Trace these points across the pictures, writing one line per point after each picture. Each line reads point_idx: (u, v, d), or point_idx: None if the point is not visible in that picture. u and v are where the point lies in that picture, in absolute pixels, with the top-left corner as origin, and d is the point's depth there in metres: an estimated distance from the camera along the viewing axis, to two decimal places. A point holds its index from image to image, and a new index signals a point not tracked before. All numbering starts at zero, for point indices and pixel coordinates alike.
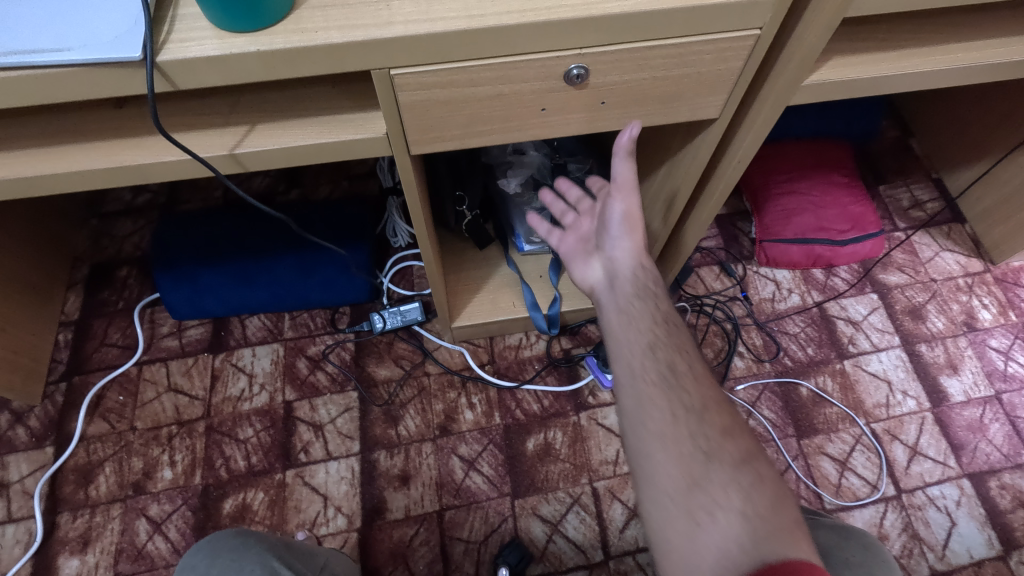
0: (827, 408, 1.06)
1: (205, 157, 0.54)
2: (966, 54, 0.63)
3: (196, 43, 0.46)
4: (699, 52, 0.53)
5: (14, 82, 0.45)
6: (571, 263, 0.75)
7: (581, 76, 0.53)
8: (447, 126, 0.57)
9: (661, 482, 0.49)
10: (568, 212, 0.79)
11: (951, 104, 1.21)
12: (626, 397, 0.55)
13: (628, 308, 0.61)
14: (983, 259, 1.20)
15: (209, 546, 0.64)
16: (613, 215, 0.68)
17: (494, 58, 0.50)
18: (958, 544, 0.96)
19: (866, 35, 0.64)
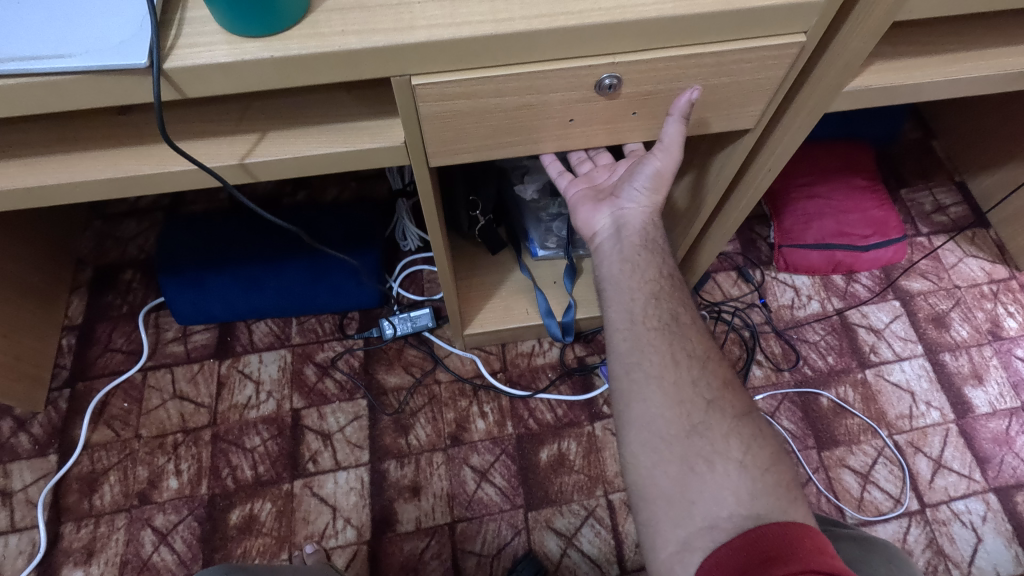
0: (848, 419, 1.04)
1: (213, 167, 0.52)
2: (1013, 59, 0.60)
3: (205, 49, 0.43)
4: (740, 60, 0.50)
5: (13, 90, 0.42)
6: (576, 210, 0.68)
7: (613, 86, 0.50)
8: (468, 139, 0.54)
9: (655, 423, 0.52)
10: (585, 159, 0.72)
11: (976, 105, 1.18)
12: (625, 340, 0.56)
13: (635, 256, 0.61)
14: (1008, 265, 1.17)
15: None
16: (643, 169, 0.61)
17: (521, 66, 0.47)
18: (984, 561, 0.94)
19: (905, 39, 0.61)
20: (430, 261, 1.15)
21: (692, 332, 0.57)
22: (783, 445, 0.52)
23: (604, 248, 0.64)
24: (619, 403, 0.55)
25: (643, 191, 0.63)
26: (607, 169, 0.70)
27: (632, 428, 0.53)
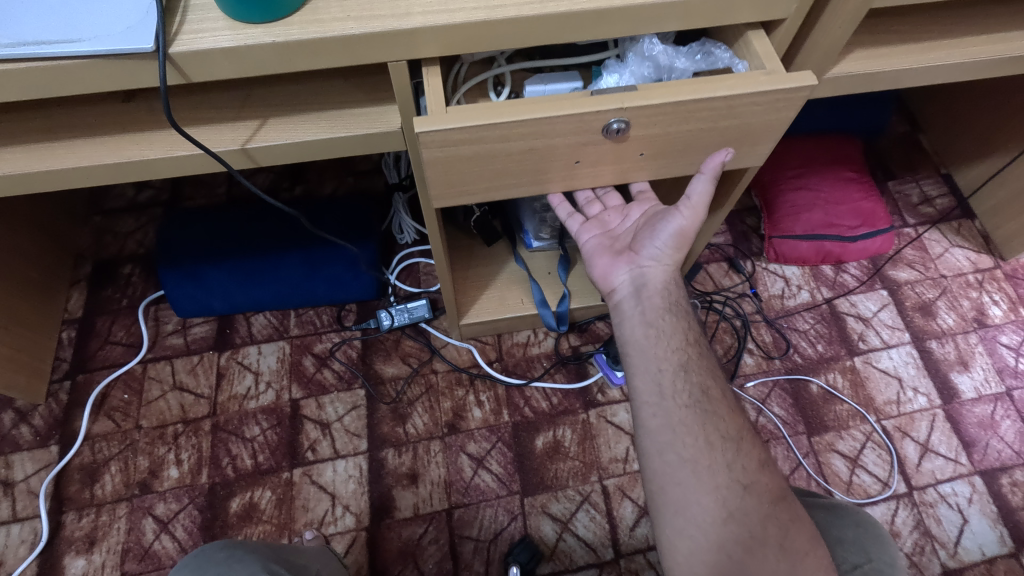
0: (837, 406, 1.06)
1: (218, 152, 0.53)
2: (987, 46, 0.62)
3: (209, 34, 0.45)
4: (752, 105, 0.56)
5: (25, 74, 0.44)
6: (594, 260, 0.72)
7: (619, 130, 0.56)
8: (471, 181, 0.60)
9: (692, 509, 0.57)
10: (593, 201, 0.76)
11: (961, 98, 1.20)
12: (658, 417, 0.61)
13: (661, 324, 0.65)
14: (993, 255, 1.19)
15: (196, 557, 0.59)
16: (665, 228, 0.65)
17: (527, 115, 0.53)
18: (971, 542, 0.96)
19: (882, 29, 0.63)
20: (426, 254, 1.17)
21: (721, 408, 0.61)
22: (817, 529, 0.57)
23: (624, 307, 0.68)
24: (654, 482, 0.60)
25: (665, 250, 0.67)
26: (617, 215, 0.74)
27: (669, 512, 0.58)
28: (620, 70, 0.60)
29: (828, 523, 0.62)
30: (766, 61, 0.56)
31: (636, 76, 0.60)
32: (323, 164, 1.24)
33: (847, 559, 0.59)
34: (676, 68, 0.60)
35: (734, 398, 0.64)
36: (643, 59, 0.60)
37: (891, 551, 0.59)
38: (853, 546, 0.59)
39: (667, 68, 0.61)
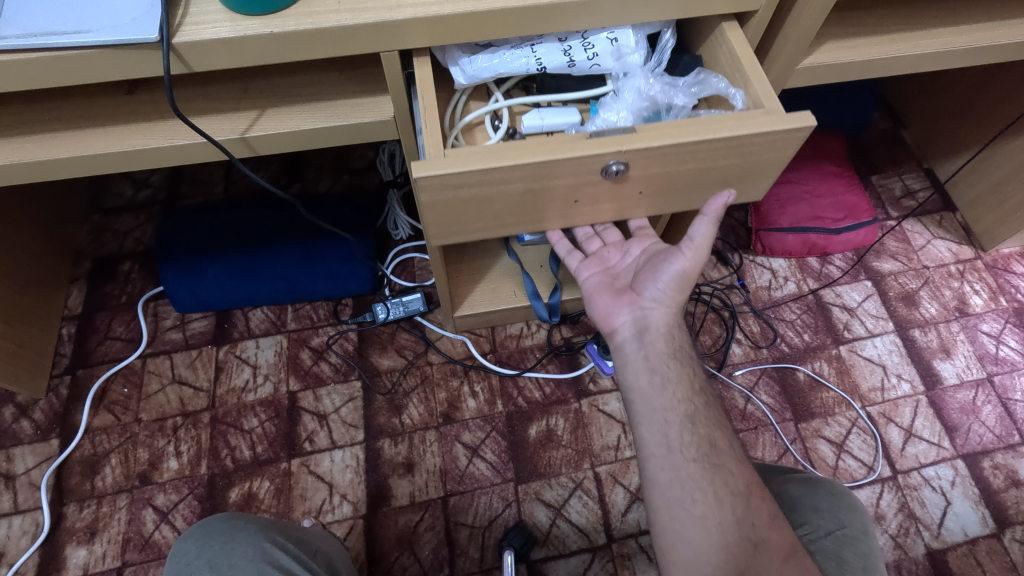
0: (823, 393, 1.08)
1: (218, 140, 0.59)
2: (931, 40, 0.69)
3: (210, 25, 0.49)
4: (750, 145, 0.59)
5: (41, 63, 0.48)
6: (595, 298, 0.73)
7: (619, 171, 0.58)
8: (468, 222, 0.64)
9: (702, 568, 0.58)
10: (593, 237, 0.78)
11: (936, 93, 1.24)
12: (667, 471, 0.63)
13: (666, 372, 0.67)
14: (974, 246, 1.22)
15: (200, 531, 0.62)
16: (667, 271, 0.67)
17: (524, 157, 0.55)
18: (953, 523, 0.99)
19: (835, 33, 0.69)
20: (421, 249, 1.19)
21: (728, 460, 0.63)
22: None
23: (626, 349, 0.69)
24: (665, 539, 0.61)
25: (667, 294, 0.68)
26: (616, 251, 0.77)
27: (680, 569, 0.59)
28: (619, 105, 0.66)
29: (805, 494, 0.68)
30: (765, 100, 0.59)
31: (635, 111, 0.66)
32: (318, 161, 1.26)
33: (822, 525, 0.65)
34: (675, 104, 0.66)
35: (740, 450, 0.65)
36: (640, 96, 0.66)
37: (861, 518, 0.65)
38: (827, 514, 0.66)
39: (665, 102, 0.66)
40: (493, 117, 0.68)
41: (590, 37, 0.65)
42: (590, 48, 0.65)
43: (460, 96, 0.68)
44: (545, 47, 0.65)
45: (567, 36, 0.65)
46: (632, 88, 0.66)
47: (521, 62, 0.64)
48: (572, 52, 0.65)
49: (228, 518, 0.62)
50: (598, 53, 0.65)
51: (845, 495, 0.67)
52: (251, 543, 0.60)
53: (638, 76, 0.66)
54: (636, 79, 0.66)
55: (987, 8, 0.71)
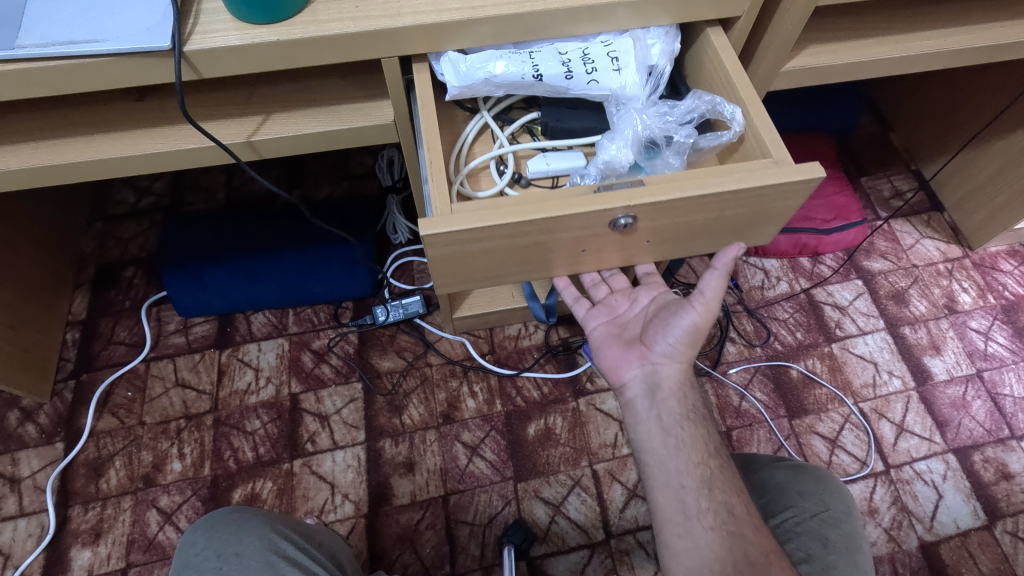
0: (816, 389, 1.10)
1: (226, 144, 0.62)
2: (907, 44, 0.71)
3: (219, 34, 0.53)
4: (757, 196, 0.60)
5: (59, 71, 0.52)
6: (603, 350, 0.74)
7: (626, 223, 0.60)
8: (478, 270, 0.66)
9: None
10: (599, 283, 0.80)
11: (921, 95, 1.28)
12: (685, 538, 0.62)
13: (680, 434, 0.66)
14: (962, 245, 1.25)
15: (208, 520, 0.64)
16: (678, 325, 0.67)
17: (531, 214, 0.57)
18: (945, 516, 1.00)
19: (815, 37, 0.72)
20: (420, 253, 1.20)
21: (747, 525, 0.61)
22: None
23: (638, 406, 0.69)
24: None
25: (678, 350, 0.68)
26: (624, 299, 0.77)
27: None
28: (618, 141, 0.68)
29: (791, 478, 0.71)
30: (772, 148, 0.61)
31: (633, 144, 0.68)
32: (318, 167, 1.28)
33: (806, 508, 0.68)
34: (675, 137, 0.68)
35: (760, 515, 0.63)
36: (639, 132, 0.68)
37: (844, 499, 0.69)
38: (811, 497, 0.69)
39: (665, 135, 0.69)
40: (499, 161, 0.74)
41: (589, 52, 0.67)
42: (590, 64, 0.67)
43: (466, 142, 0.73)
44: (544, 57, 0.66)
45: (566, 51, 0.67)
46: (629, 124, 0.68)
47: (517, 68, 0.65)
48: (570, 64, 0.66)
49: (235, 510, 0.64)
50: (597, 68, 0.67)
51: (828, 478, 0.71)
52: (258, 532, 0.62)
53: (634, 110, 0.68)
54: (631, 115, 0.68)
55: (963, 11, 0.74)
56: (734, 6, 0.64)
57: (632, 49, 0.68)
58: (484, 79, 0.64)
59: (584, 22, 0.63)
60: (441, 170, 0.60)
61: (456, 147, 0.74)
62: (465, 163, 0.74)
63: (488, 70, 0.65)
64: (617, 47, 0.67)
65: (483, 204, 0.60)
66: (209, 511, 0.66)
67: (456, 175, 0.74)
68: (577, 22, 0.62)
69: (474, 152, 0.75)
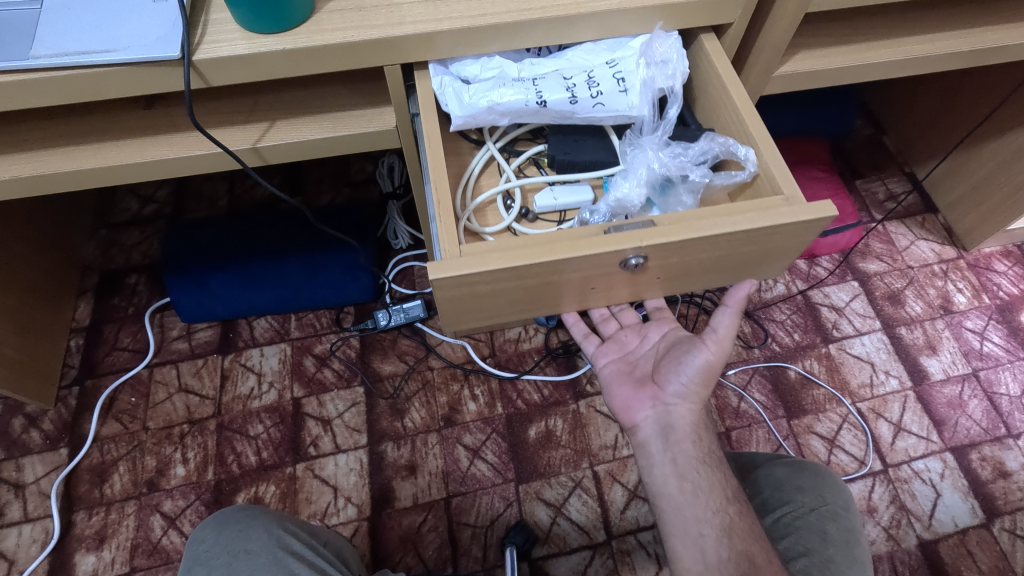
0: (814, 390, 1.11)
1: (233, 150, 0.64)
2: (897, 48, 0.73)
3: (227, 44, 0.55)
4: (770, 234, 0.61)
5: (72, 80, 0.53)
6: (615, 389, 0.74)
7: (637, 263, 0.61)
8: (491, 307, 0.67)
9: None
10: (609, 318, 0.80)
11: (914, 98, 1.29)
12: None
13: (696, 478, 0.67)
14: (957, 246, 1.26)
15: (218, 517, 0.65)
16: (690, 364, 0.67)
17: (542, 257, 0.57)
18: (944, 514, 1.01)
19: (806, 43, 0.74)
20: (420, 257, 1.21)
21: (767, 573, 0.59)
22: None
23: (652, 448, 0.70)
24: None
25: (690, 389, 0.68)
26: (634, 335, 0.77)
27: None
28: (630, 180, 0.70)
29: (790, 475, 0.73)
30: (784, 185, 0.62)
31: (646, 183, 0.70)
32: (320, 174, 1.30)
33: (805, 503, 0.70)
34: (690, 177, 0.70)
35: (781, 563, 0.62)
36: (651, 171, 0.70)
37: (842, 493, 0.70)
38: (810, 492, 0.70)
39: (680, 174, 0.70)
40: (505, 196, 0.75)
41: (593, 75, 0.67)
42: (594, 87, 0.67)
43: (471, 178, 0.75)
44: (546, 84, 0.66)
45: (570, 76, 0.67)
46: (642, 163, 0.70)
47: (519, 96, 0.65)
48: (573, 89, 0.66)
49: (243, 508, 0.65)
50: (602, 91, 0.67)
51: (825, 473, 0.72)
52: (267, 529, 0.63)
53: (647, 150, 0.70)
54: (645, 153, 0.70)
55: (951, 16, 0.75)
56: (726, 12, 0.66)
57: (637, 69, 0.67)
58: (487, 108, 0.65)
59: (582, 31, 0.64)
60: (448, 211, 0.60)
61: (463, 179, 0.76)
62: (472, 199, 0.76)
63: (491, 98, 0.65)
64: (622, 69, 0.67)
65: (492, 245, 0.60)
66: (218, 509, 0.67)
67: (462, 210, 0.75)
68: (575, 31, 0.64)
69: (482, 185, 0.77)
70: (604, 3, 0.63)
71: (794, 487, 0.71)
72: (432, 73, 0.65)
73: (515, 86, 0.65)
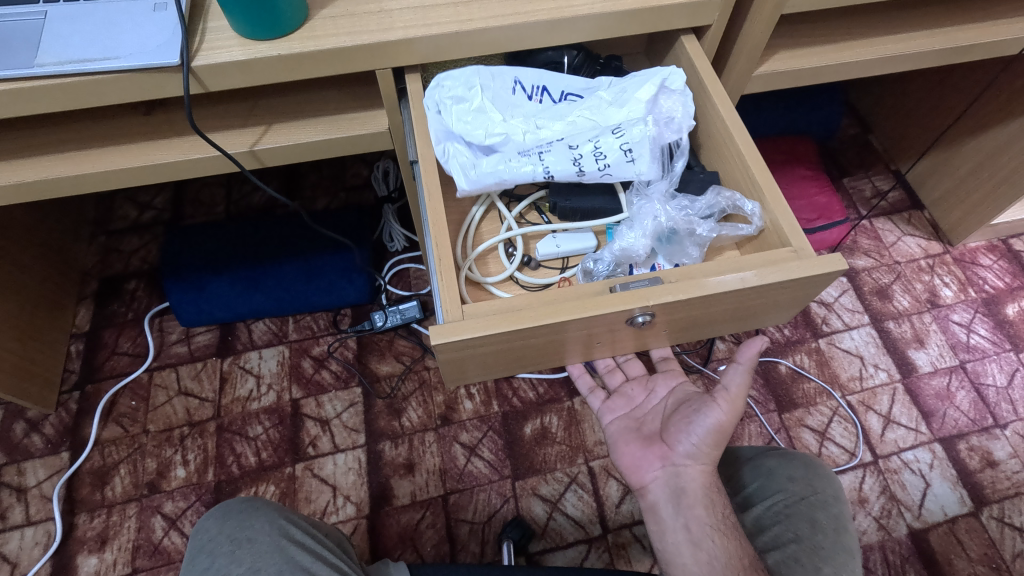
0: (804, 384, 1.13)
1: (230, 153, 0.66)
2: (873, 48, 0.75)
3: (225, 50, 0.57)
4: (778, 288, 0.63)
5: (75, 87, 0.55)
6: (623, 447, 0.74)
7: (644, 319, 0.63)
8: (493, 361, 0.69)
9: None
10: (614, 371, 0.86)
11: (898, 96, 1.32)
12: None
13: (711, 548, 0.64)
14: (943, 241, 1.28)
15: (218, 509, 0.66)
16: (700, 424, 0.66)
17: (546, 318, 0.59)
18: (933, 504, 1.03)
19: (785, 44, 0.77)
20: (416, 260, 1.23)
21: None
22: None
23: (663, 513, 0.68)
24: None
25: (701, 450, 0.67)
26: (641, 390, 0.81)
27: None
28: (635, 230, 0.73)
29: (780, 464, 0.74)
30: (792, 238, 0.65)
31: (651, 234, 0.73)
32: (316, 179, 1.32)
33: (795, 491, 0.71)
34: (697, 231, 0.73)
35: None
36: (657, 221, 0.73)
37: (833, 483, 0.71)
38: (800, 482, 0.71)
39: (686, 227, 0.74)
40: (508, 245, 0.79)
41: (600, 146, 0.72)
42: (601, 159, 0.72)
43: (473, 227, 0.80)
44: (553, 157, 0.72)
45: (576, 146, 0.73)
46: (648, 214, 0.73)
47: (528, 169, 0.72)
48: (581, 163, 0.72)
49: (244, 499, 0.67)
50: (608, 162, 0.72)
51: (816, 464, 0.73)
52: (268, 522, 0.64)
53: (654, 202, 0.74)
54: (653, 205, 0.74)
55: (925, 15, 0.78)
56: (704, 15, 0.69)
57: (644, 138, 0.72)
58: (497, 181, 0.72)
59: (566, 34, 0.66)
60: (450, 268, 0.62)
61: (463, 227, 0.80)
62: (473, 248, 0.80)
63: (499, 172, 0.72)
64: (628, 140, 0.72)
65: (495, 305, 0.62)
66: (219, 501, 0.68)
67: (463, 258, 0.80)
68: (561, 35, 0.66)
69: (481, 234, 0.82)
70: (588, 6, 0.64)
71: (783, 476, 0.72)
72: (437, 139, 0.70)
73: (523, 162, 0.72)
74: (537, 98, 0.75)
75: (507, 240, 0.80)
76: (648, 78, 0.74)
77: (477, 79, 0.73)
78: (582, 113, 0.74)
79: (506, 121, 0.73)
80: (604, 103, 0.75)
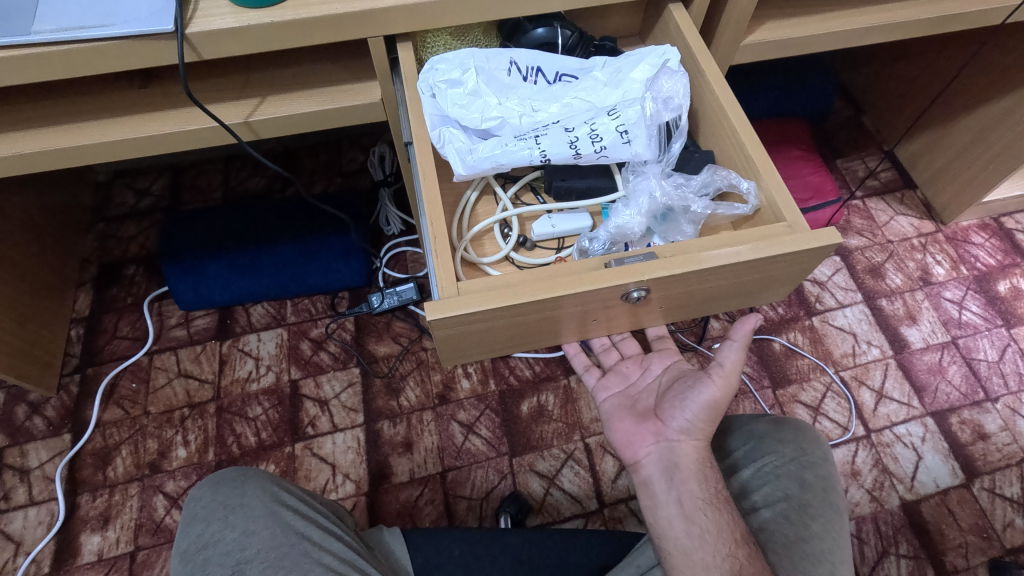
0: (798, 360, 1.15)
1: (227, 124, 0.67)
2: (860, 17, 0.76)
3: (218, 17, 0.58)
4: (773, 262, 0.64)
5: (71, 55, 0.56)
6: (617, 423, 0.74)
7: (640, 295, 0.64)
8: (489, 338, 0.70)
9: None
10: (611, 350, 0.87)
11: (891, 75, 1.33)
12: None
13: (703, 521, 0.64)
14: (935, 220, 1.29)
15: (213, 478, 0.67)
16: (694, 399, 0.67)
17: (542, 293, 0.60)
18: (925, 476, 1.05)
19: (772, 15, 0.78)
20: (413, 243, 1.23)
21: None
22: None
23: (656, 488, 0.68)
24: None
25: (695, 424, 0.67)
26: (636, 368, 0.81)
27: None
28: (631, 209, 0.75)
29: (771, 429, 0.75)
30: (787, 213, 0.65)
31: (646, 212, 0.75)
32: (312, 164, 1.32)
33: (785, 453, 0.71)
34: (692, 208, 0.75)
35: None
36: (650, 199, 0.75)
37: (824, 446, 0.72)
38: (791, 444, 0.72)
39: (681, 205, 0.75)
40: (504, 225, 0.81)
41: (596, 129, 0.74)
42: (597, 140, 0.74)
43: (469, 207, 0.80)
44: (549, 140, 0.73)
45: (573, 128, 0.74)
46: (644, 191, 0.75)
47: (525, 153, 0.72)
48: (579, 146, 0.73)
49: (238, 468, 0.68)
50: (605, 144, 0.74)
51: (807, 428, 0.73)
52: (261, 487, 0.66)
53: (650, 178, 0.75)
54: (649, 181, 0.75)
55: None
56: None
57: (639, 120, 0.74)
58: (494, 165, 0.72)
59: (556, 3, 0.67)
60: (444, 245, 0.63)
61: (458, 210, 0.81)
62: (468, 228, 0.81)
63: (496, 156, 0.73)
64: (625, 121, 0.74)
65: (490, 282, 0.63)
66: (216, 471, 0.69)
67: (459, 239, 0.81)
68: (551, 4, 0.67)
69: (477, 214, 0.83)
70: None
71: (774, 439, 0.73)
72: (432, 124, 0.71)
73: (520, 145, 0.73)
74: (531, 80, 0.76)
75: (502, 220, 0.82)
76: (643, 59, 0.75)
77: (471, 61, 0.73)
78: (577, 94, 0.76)
79: (502, 105, 0.75)
80: (599, 84, 0.77)
